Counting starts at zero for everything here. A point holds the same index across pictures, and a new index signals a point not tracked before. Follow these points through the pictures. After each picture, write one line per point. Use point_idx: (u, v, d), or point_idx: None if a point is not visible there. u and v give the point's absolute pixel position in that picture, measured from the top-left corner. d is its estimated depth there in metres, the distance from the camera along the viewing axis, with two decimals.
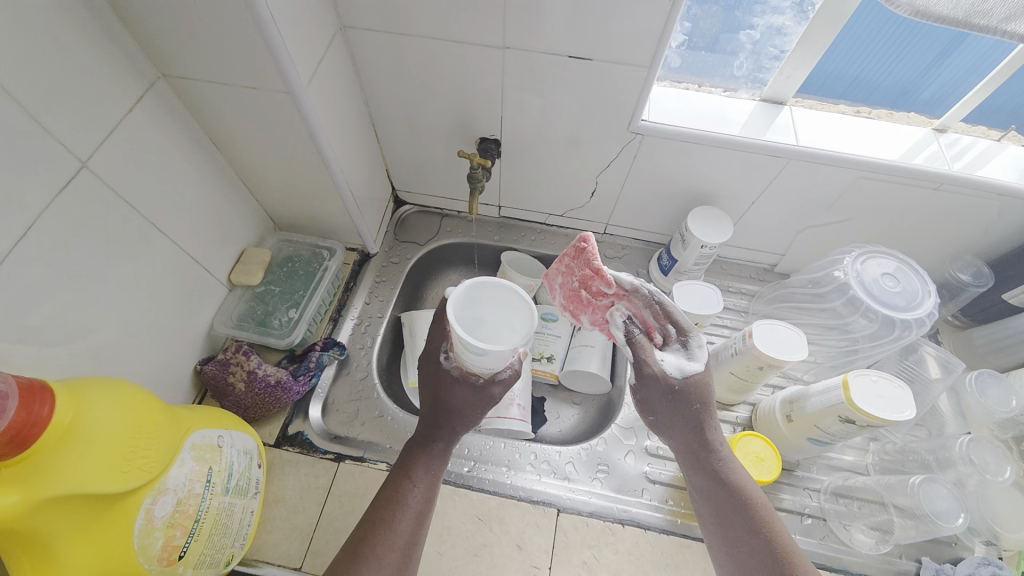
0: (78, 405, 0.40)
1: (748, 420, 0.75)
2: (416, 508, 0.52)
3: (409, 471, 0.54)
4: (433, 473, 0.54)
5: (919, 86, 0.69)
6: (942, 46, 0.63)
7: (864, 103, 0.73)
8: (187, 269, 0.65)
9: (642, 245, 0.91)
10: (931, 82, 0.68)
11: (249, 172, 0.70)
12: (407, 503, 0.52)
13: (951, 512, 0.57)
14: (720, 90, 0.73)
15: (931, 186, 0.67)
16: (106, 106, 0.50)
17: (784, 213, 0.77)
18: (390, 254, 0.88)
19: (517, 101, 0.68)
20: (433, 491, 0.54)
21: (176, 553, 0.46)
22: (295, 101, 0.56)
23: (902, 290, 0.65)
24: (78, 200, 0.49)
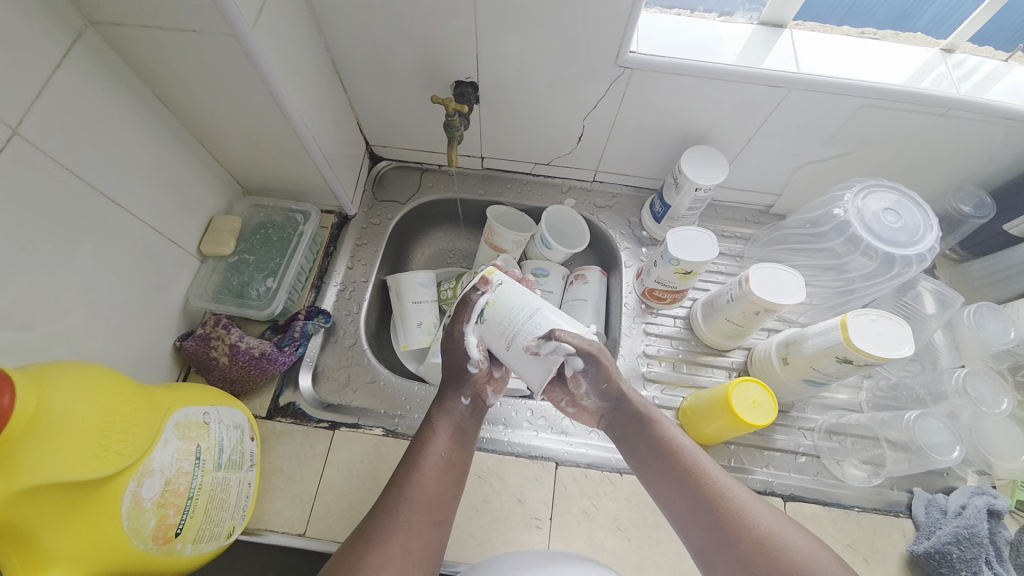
0: (43, 392, 0.37)
1: (743, 365, 0.74)
2: (431, 469, 0.51)
3: (421, 434, 0.54)
4: (446, 434, 0.54)
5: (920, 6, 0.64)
6: None
7: (867, 24, 0.67)
8: (152, 242, 0.61)
9: (633, 192, 0.87)
10: (931, 3, 0.64)
11: (207, 132, 0.64)
12: (420, 461, 0.51)
13: (946, 445, 0.58)
14: (714, 15, 0.67)
15: (937, 111, 0.63)
16: (28, 62, 0.44)
17: (782, 149, 0.73)
18: (370, 214, 0.84)
19: (496, 38, 0.62)
20: (450, 450, 0.53)
21: (172, 531, 0.46)
22: (243, 45, 0.50)
23: (904, 224, 0.62)
24: (16, 171, 0.44)
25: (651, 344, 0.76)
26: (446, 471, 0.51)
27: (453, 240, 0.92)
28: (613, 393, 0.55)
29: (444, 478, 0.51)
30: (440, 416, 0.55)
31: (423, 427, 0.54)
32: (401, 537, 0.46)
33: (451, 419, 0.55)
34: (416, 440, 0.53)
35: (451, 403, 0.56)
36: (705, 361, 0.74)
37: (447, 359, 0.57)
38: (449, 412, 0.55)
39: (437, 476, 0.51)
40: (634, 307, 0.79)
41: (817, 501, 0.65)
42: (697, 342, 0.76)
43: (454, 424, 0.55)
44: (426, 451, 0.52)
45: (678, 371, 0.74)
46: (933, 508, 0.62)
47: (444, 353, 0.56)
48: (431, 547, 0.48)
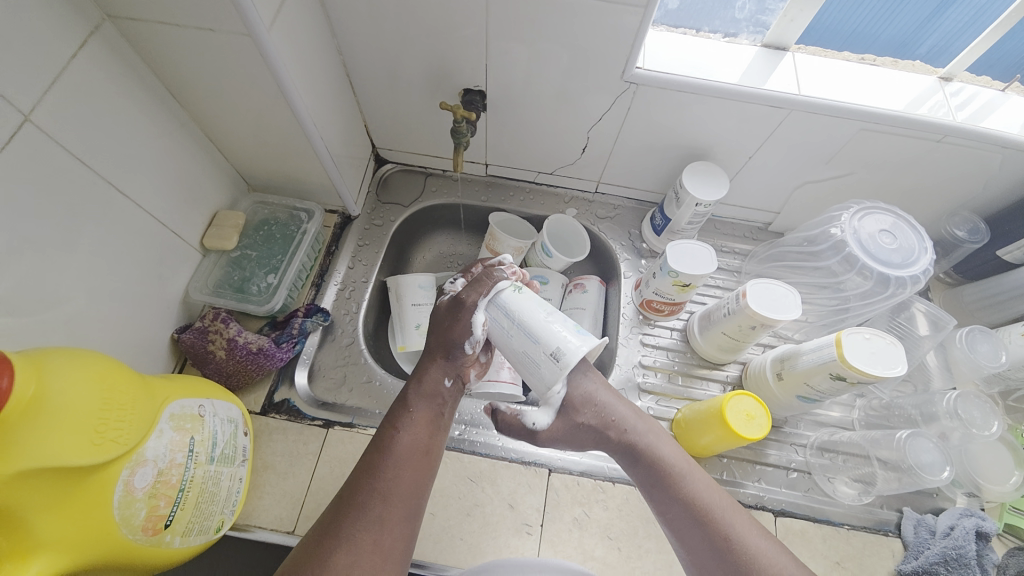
0: (41, 377, 0.37)
1: (738, 379, 0.75)
2: (404, 455, 0.50)
3: (396, 418, 0.53)
4: (422, 418, 0.53)
5: (917, 39, 0.67)
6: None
7: (868, 51, 0.69)
8: (155, 232, 0.61)
9: (634, 205, 0.88)
10: (930, 35, 0.66)
11: (216, 128, 0.65)
12: (394, 448, 0.50)
13: (935, 465, 0.59)
14: (719, 36, 0.69)
15: (934, 138, 0.64)
16: (45, 50, 0.44)
17: (782, 169, 0.74)
18: (373, 216, 0.84)
19: (505, 48, 0.63)
20: (424, 435, 0.52)
21: (162, 522, 0.46)
22: (258, 45, 0.51)
23: (899, 247, 0.63)
24: (27, 157, 0.45)
25: (647, 355, 0.76)
26: (420, 458, 0.50)
27: (454, 245, 0.92)
28: (626, 400, 0.54)
29: (418, 464, 0.50)
30: (417, 398, 0.54)
31: (399, 408, 0.53)
32: (371, 530, 0.45)
33: (430, 402, 0.54)
34: (389, 423, 0.52)
35: (429, 384, 0.55)
36: (700, 374, 0.75)
37: (439, 337, 0.56)
38: (428, 393, 0.54)
39: (411, 463, 0.50)
40: (631, 318, 0.79)
41: (808, 517, 0.65)
42: (693, 355, 0.77)
43: (430, 408, 0.54)
44: (400, 436, 0.51)
45: (673, 383, 0.74)
46: (921, 528, 0.63)
47: (440, 330, 0.56)
48: (398, 535, 0.46)
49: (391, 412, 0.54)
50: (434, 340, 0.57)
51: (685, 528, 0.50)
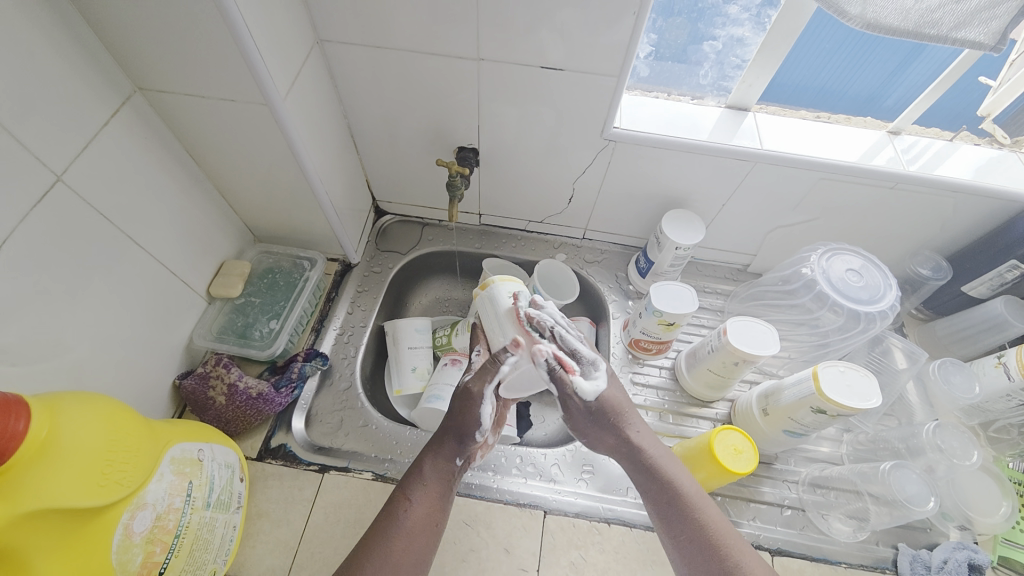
0: (56, 419, 0.39)
1: (727, 416, 0.77)
2: (414, 525, 0.51)
3: (408, 488, 0.54)
4: (435, 491, 0.54)
5: (883, 93, 0.75)
6: (903, 55, 0.69)
7: (832, 110, 0.78)
8: (164, 281, 0.64)
9: (620, 249, 0.93)
10: (895, 89, 0.73)
11: (228, 185, 0.70)
12: (405, 518, 0.51)
13: (921, 496, 0.60)
14: (688, 98, 0.76)
15: (888, 185, 0.71)
16: (82, 120, 0.50)
17: (754, 215, 0.80)
18: (372, 263, 0.88)
19: (494, 112, 0.70)
20: (435, 509, 0.53)
21: (156, 570, 0.46)
22: (273, 113, 0.57)
23: (865, 284, 0.68)
24: (54, 213, 0.48)
25: (639, 394, 0.78)
26: (429, 529, 0.51)
27: (449, 290, 0.96)
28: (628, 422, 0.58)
29: (427, 538, 0.51)
30: (429, 470, 0.55)
31: (410, 477, 0.55)
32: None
33: (442, 476, 0.55)
34: (400, 493, 0.53)
35: (442, 459, 0.56)
36: (691, 412, 0.77)
37: (452, 421, 0.58)
38: (440, 460, 0.56)
39: (421, 535, 0.51)
40: (621, 357, 0.82)
41: (805, 556, 0.65)
42: (683, 393, 0.79)
43: (442, 482, 0.55)
44: (412, 508, 0.52)
45: (664, 421, 0.76)
46: (917, 564, 0.63)
47: (454, 414, 0.58)
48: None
49: (403, 480, 0.55)
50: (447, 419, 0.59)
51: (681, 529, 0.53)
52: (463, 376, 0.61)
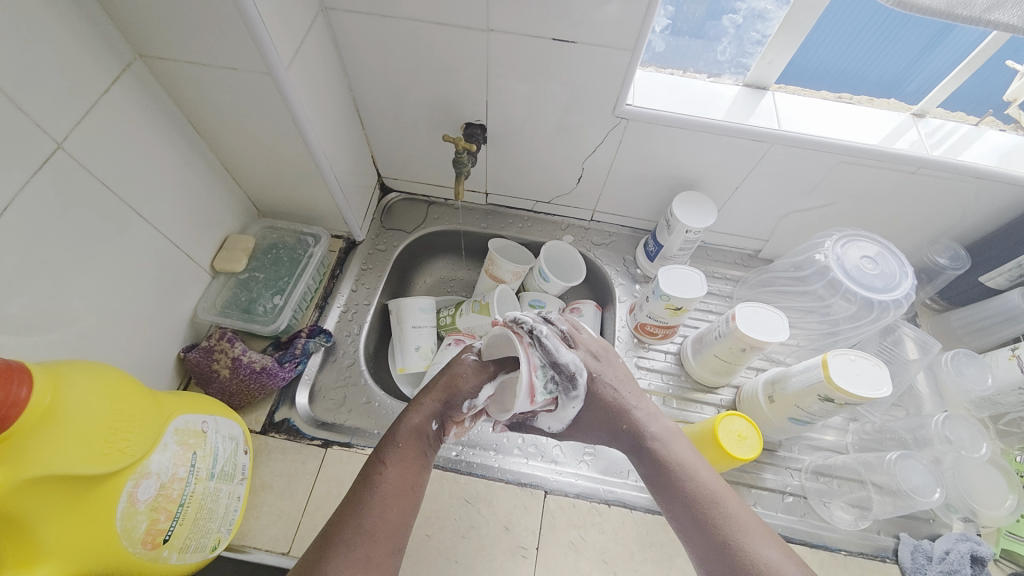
0: (58, 387, 0.39)
1: (732, 403, 0.76)
2: (388, 490, 0.49)
3: (384, 453, 0.52)
4: (411, 456, 0.52)
5: (906, 78, 0.71)
6: (929, 38, 0.65)
7: (854, 92, 0.74)
8: (168, 254, 0.64)
9: (628, 232, 0.91)
10: (919, 74, 0.70)
11: (232, 158, 0.69)
12: (381, 484, 0.49)
13: (927, 487, 0.59)
14: (704, 76, 0.74)
15: (909, 170, 0.68)
16: (82, 86, 0.49)
17: (768, 199, 0.78)
18: (376, 241, 0.87)
19: (503, 87, 0.68)
20: (410, 474, 0.51)
21: (161, 537, 0.46)
22: (276, 82, 0.55)
23: (881, 272, 0.66)
24: (55, 182, 0.48)
25: (643, 378, 0.78)
26: (406, 495, 0.49)
27: (454, 270, 0.95)
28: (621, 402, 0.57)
29: (403, 504, 0.49)
30: (404, 435, 0.53)
31: (386, 443, 0.53)
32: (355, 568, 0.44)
33: (419, 442, 0.54)
34: (376, 457, 0.52)
35: (419, 424, 0.55)
36: (695, 397, 0.76)
37: (446, 385, 0.57)
38: (417, 426, 0.55)
39: (398, 501, 0.49)
40: (626, 341, 0.81)
41: (804, 543, 0.65)
42: (687, 378, 0.78)
43: (417, 448, 0.53)
44: (388, 473, 0.50)
45: (668, 405, 0.75)
46: (918, 554, 0.62)
47: (449, 377, 0.58)
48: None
49: (378, 446, 0.53)
50: (438, 382, 0.58)
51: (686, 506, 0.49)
52: (469, 355, 0.60)
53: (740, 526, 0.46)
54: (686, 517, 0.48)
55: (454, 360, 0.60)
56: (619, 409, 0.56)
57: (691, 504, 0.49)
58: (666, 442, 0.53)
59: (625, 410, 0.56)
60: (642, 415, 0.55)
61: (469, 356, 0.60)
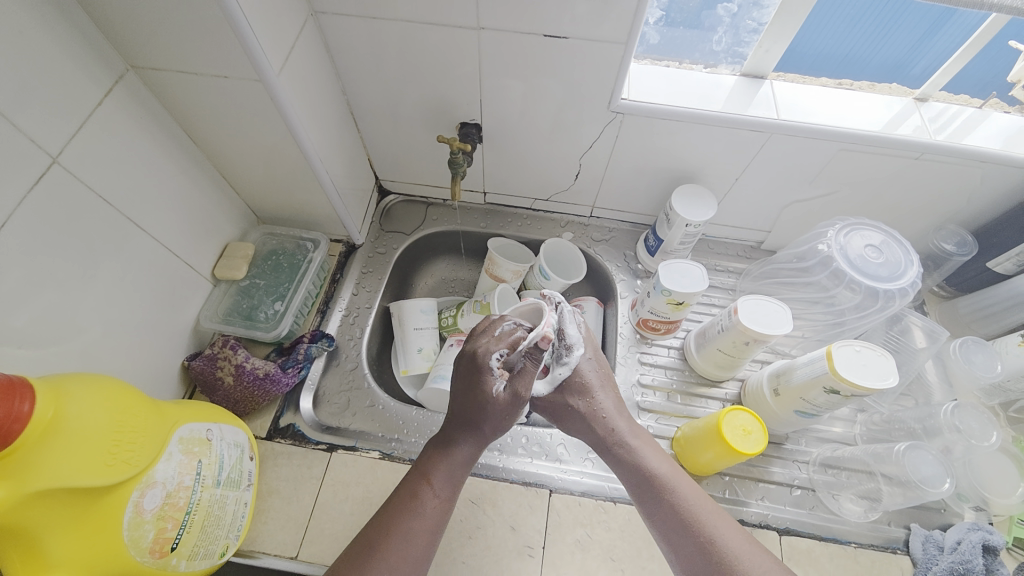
0: (60, 401, 0.40)
1: (737, 396, 0.75)
2: (428, 520, 0.50)
3: (423, 483, 0.52)
4: (452, 492, 0.53)
5: (911, 60, 0.69)
6: (930, 23, 0.63)
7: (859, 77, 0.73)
8: (169, 264, 0.64)
9: (629, 227, 0.91)
10: (923, 56, 0.68)
11: (228, 165, 0.69)
12: (421, 515, 0.50)
13: (937, 477, 0.58)
14: (700, 67, 0.73)
15: (913, 155, 0.67)
16: (75, 99, 0.49)
17: (769, 189, 0.77)
18: (376, 244, 0.87)
19: (498, 86, 0.68)
20: (449, 507, 0.52)
21: (169, 545, 0.47)
22: (268, 89, 0.55)
23: (885, 261, 0.65)
24: (53, 196, 0.48)
25: (646, 374, 0.77)
26: (441, 525, 0.51)
27: (455, 270, 0.95)
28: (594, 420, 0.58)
29: (439, 532, 0.51)
30: (452, 468, 0.53)
31: (425, 473, 0.53)
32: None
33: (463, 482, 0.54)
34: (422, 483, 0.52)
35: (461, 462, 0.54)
36: (699, 392, 0.76)
37: (491, 426, 0.55)
38: (465, 457, 0.54)
39: (435, 530, 0.51)
40: (629, 337, 0.81)
41: (814, 536, 0.64)
42: (691, 373, 0.77)
43: (458, 482, 0.54)
44: (428, 505, 0.51)
45: (672, 401, 0.75)
46: (930, 544, 0.62)
47: (494, 417, 0.55)
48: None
49: (424, 471, 0.53)
50: (480, 423, 0.55)
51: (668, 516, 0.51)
52: (498, 386, 0.55)
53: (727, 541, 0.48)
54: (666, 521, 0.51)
55: (484, 392, 0.54)
56: (595, 420, 0.57)
57: (676, 517, 0.51)
58: (646, 458, 0.54)
59: (602, 422, 0.57)
60: (620, 431, 0.57)
61: (500, 388, 0.55)
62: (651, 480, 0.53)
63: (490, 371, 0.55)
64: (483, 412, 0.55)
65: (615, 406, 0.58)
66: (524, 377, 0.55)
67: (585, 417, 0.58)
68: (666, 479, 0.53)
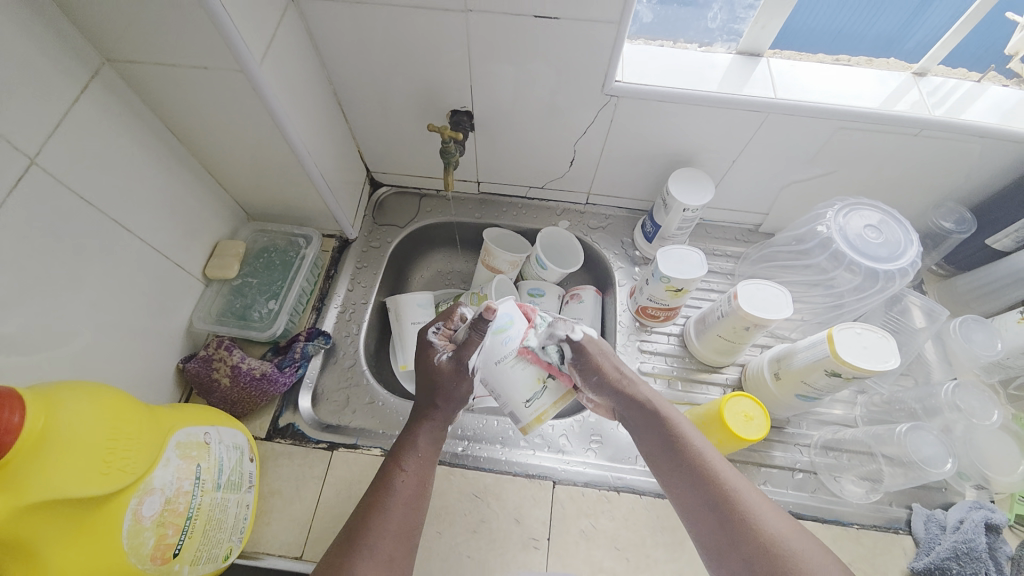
0: (51, 411, 0.39)
1: (737, 380, 0.75)
2: (404, 493, 0.52)
3: (400, 458, 0.54)
4: (427, 460, 0.55)
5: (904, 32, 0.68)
6: None
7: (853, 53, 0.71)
8: (158, 265, 0.63)
9: (625, 214, 0.90)
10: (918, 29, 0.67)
11: (215, 161, 0.67)
12: (397, 489, 0.52)
13: (938, 457, 0.59)
14: (695, 45, 0.71)
15: (912, 132, 0.66)
16: (49, 97, 0.47)
17: (767, 171, 0.76)
18: (369, 238, 0.86)
19: (489, 73, 0.66)
20: (426, 473, 0.54)
21: (171, 551, 0.46)
22: (251, 81, 0.53)
23: (885, 240, 0.64)
24: (32, 199, 0.46)
25: (646, 361, 0.77)
26: (419, 495, 0.53)
27: (450, 262, 0.94)
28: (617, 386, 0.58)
29: (419, 503, 0.52)
30: (417, 438, 0.56)
31: (402, 448, 0.55)
32: (379, 568, 0.47)
33: (433, 443, 0.56)
34: (393, 463, 0.54)
35: (434, 430, 0.57)
36: (700, 377, 0.75)
37: (445, 396, 0.57)
38: (432, 426, 0.57)
39: (413, 502, 0.52)
40: (628, 325, 0.80)
41: (816, 518, 0.64)
42: (691, 359, 0.77)
43: (432, 448, 0.56)
44: (406, 477, 0.53)
45: (673, 388, 0.74)
46: (932, 524, 0.62)
47: (445, 386, 0.57)
48: (406, 565, 0.49)
49: (393, 451, 0.55)
50: (431, 391, 0.58)
51: (693, 483, 0.51)
52: (441, 355, 0.58)
53: (743, 497, 0.49)
54: (693, 492, 0.51)
55: (430, 366, 0.58)
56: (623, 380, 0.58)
57: (695, 476, 0.51)
58: (670, 418, 0.55)
59: (618, 383, 0.58)
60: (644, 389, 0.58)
61: (443, 358, 0.58)
62: (672, 441, 0.54)
63: (432, 345, 0.59)
64: (434, 382, 0.58)
65: (637, 377, 0.60)
66: (467, 348, 0.56)
67: (609, 378, 0.58)
68: (683, 436, 0.54)
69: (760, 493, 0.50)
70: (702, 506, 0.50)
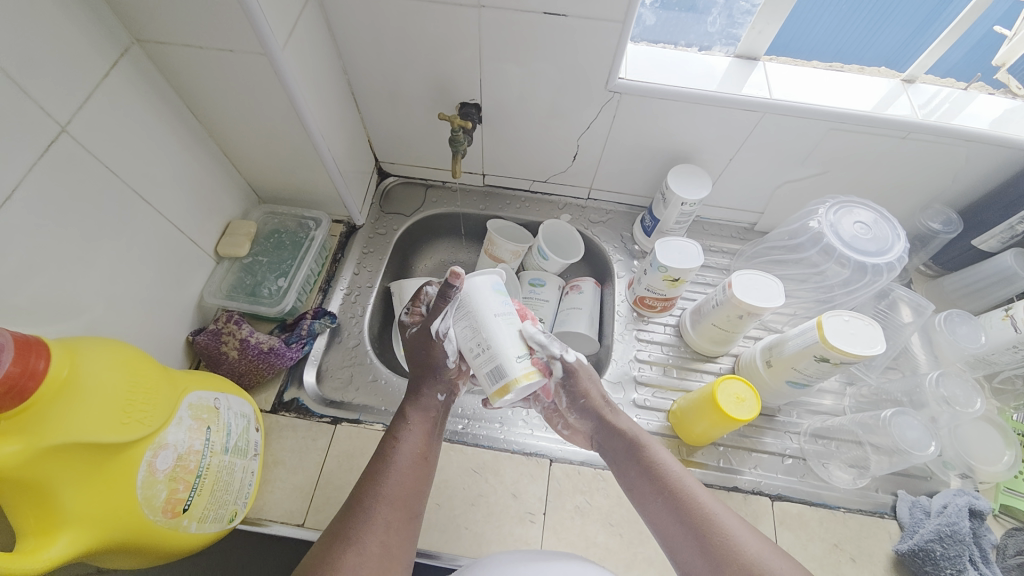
0: (74, 361, 0.41)
1: (731, 369, 0.77)
2: (404, 462, 0.53)
3: (396, 429, 0.56)
4: (421, 429, 0.56)
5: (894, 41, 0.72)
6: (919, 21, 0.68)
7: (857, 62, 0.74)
8: (173, 238, 0.65)
9: (625, 209, 0.92)
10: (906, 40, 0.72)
11: (231, 142, 0.70)
12: (395, 457, 0.53)
13: (922, 441, 0.61)
14: (695, 48, 0.74)
15: (899, 135, 0.69)
16: (82, 69, 0.49)
17: (763, 170, 0.79)
18: (376, 225, 0.88)
19: (498, 66, 0.68)
20: (426, 444, 0.56)
21: (180, 506, 0.48)
22: (272, 63, 0.56)
23: (874, 237, 0.67)
24: (61, 166, 0.49)
25: (643, 350, 0.79)
26: (418, 466, 0.54)
27: (454, 252, 0.96)
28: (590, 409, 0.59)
29: (417, 471, 0.53)
30: (414, 411, 0.57)
31: (397, 421, 0.57)
32: (379, 534, 0.48)
33: (425, 413, 0.58)
34: (390, 435, 0.55)
35: (426, 401, 0.58)
36: (695, 366, 0.78)
37: (421, 363, 0.59)
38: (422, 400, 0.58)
39: (411, 470, 0.53)
40: (626, 315, 0.83)
41: (804, 501, 0.66)
42: (686, 349, 0.79)
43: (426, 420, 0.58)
44: (401, 446, 0.54)
45: (668, 375, 0.77)
46: (916, 509, 0.64)
47: (421, 355, 0.59)
48: (406, 531, 0.50)
49: (393, 422, 0.57)
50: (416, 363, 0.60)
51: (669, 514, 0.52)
52: (412, 329, 0.62)
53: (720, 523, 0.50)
54: (673, 521, 0.51)
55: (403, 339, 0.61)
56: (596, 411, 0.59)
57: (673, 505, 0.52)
58: (646, 449, 0.56)
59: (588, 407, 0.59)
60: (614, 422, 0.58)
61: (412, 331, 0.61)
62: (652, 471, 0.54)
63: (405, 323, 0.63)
64: (413, 355, 0.60)
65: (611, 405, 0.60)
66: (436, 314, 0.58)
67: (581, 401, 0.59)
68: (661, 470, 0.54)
69: (739, 518, 0.51)
70: (681, 534, 0.50)
